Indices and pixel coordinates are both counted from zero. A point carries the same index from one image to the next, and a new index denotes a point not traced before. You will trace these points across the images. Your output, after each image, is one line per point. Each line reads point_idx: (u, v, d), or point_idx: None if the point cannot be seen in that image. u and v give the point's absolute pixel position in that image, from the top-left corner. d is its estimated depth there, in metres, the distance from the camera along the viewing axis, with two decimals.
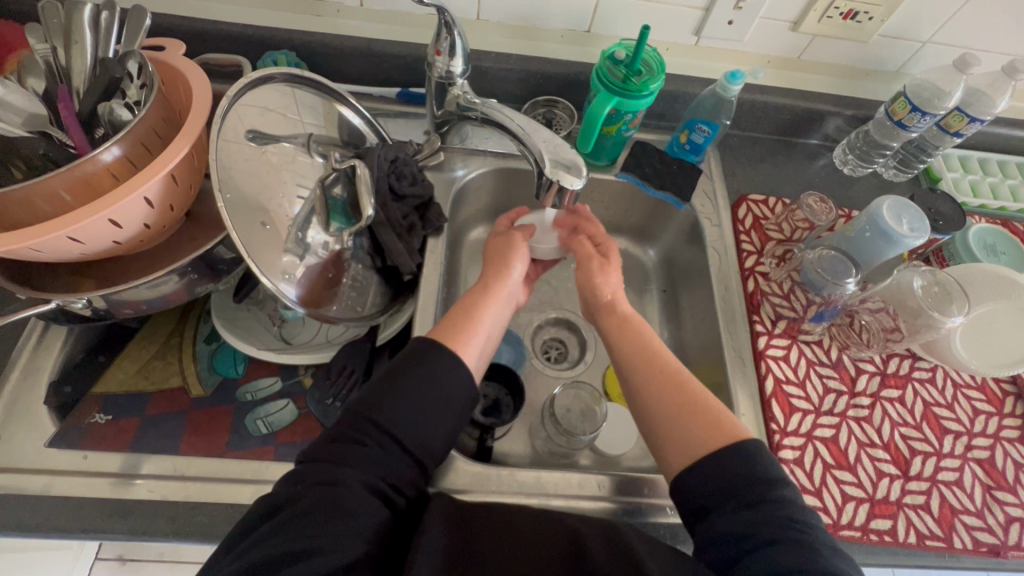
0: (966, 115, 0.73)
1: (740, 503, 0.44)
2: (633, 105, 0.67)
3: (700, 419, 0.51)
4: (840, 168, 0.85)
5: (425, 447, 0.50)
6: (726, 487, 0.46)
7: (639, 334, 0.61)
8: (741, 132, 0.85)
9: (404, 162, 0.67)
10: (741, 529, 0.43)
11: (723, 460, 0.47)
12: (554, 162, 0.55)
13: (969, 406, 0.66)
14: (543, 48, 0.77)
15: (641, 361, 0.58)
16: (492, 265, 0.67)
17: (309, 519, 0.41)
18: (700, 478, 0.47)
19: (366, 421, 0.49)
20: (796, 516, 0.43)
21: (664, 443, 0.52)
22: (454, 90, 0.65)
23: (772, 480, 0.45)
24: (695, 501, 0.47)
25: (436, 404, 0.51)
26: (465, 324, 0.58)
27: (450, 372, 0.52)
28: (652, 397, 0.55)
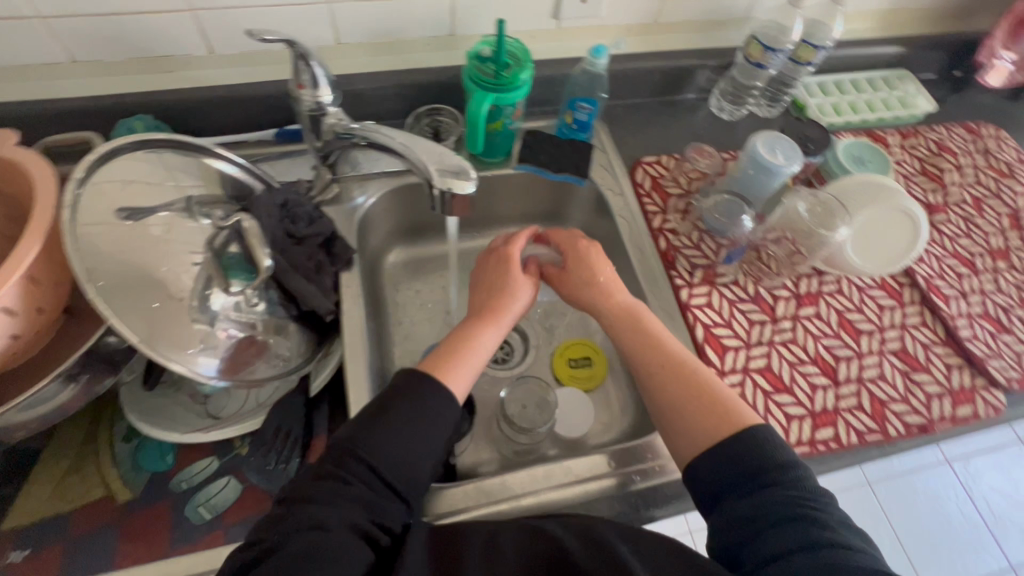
0: (811, 45, 0.78)
1: (755, 487, 0.46)
2: (510, 99, 0.67)
3: (715, 409, 0.52)
4: (719, 116, 0.90)
5: (412, 477, 0.48)
6: (739, 473, 0.48)
7: (642, 325, 0.61)
8: (623, 101, 0.88)
9: (295, 204, 0.65)
10: (756, 513, 0.45)
11: (745, 445, 0.48)
12: (442, 171, 0.54)
13: (875, 304, 0.72)
14: (412, 59, 0.76)
15: (651, 352, 0.59)
16: (489, 289, 0.64)
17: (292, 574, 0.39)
18: (725, 461, 0.48)
19: (350, 456, 0.47)
20: (815, 500, 0.45)
21: (678, 426, 0.53)
22: (329, 120, 0.64)
23: (783, 465, 0.47)
24: (704, 488, 0.49)
25: (424, 433, 0.49)
26: (461, 348, 0.57)
27: (438, 401, 0.51)
28: (670, 385, 0.56)
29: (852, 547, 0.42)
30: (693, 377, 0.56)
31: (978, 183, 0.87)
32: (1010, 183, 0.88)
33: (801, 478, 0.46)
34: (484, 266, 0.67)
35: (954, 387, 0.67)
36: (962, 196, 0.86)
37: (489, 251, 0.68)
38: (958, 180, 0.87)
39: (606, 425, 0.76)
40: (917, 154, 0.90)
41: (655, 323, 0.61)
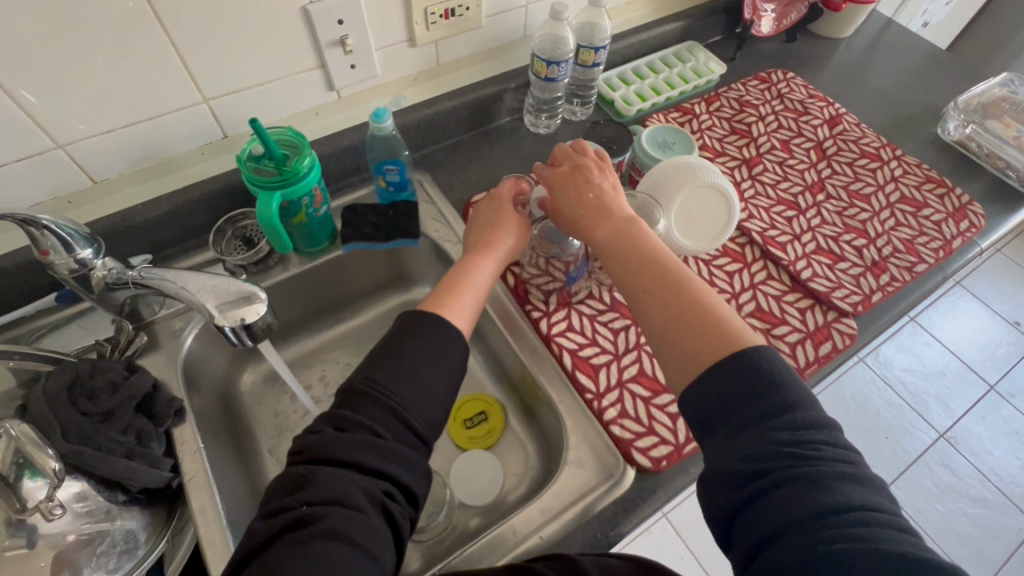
0: (589, 48, 0.80)
1: (744, 421, 0.45)
2: (301, 190, 0.63)
3: (714, 332, 0.50)
4: (537, 131, 0.90)
5: (429, 422, 0.51)
6: (735, 401, 0.46)
7: (643, 244, 0.60)
8: (439, 145, 0.87)
9: (86, 378, 0.56)
10: (751, 467, 0.42)
11: (737, 368, 0.47)
12: (225, 305, 0.52)
13: (723, 274, 0.74)
14: (191, 173, 0.71)
15: (639, 279, 0.57)
16: (483, 226, 0.68)
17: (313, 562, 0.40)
18: (709, 394, 0.47)
19: (369, 398, 0.49)
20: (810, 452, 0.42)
21: (665, 349, 0.52)
22: (98, 273, 0.57)
23: (774, 388, 0.46)
24: (698, 413, 0.48)
25: (431, 369, 0.52)
26: (458, 286, 0.60)
27: (444, 331, 0.54)
28: (667, 309, 0.53)
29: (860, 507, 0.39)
30: (692, 300, 0.53)
31: (781, 126, 0.93)
32: (807, 118, 0.95)
33: (800, 419, 0.44)
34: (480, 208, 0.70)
35: (811, 328, 0.70)
36: (772, 142, 0.91)
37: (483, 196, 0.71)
38: (765, 129, 0.93)
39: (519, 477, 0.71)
40: (724, 115, 0.94)
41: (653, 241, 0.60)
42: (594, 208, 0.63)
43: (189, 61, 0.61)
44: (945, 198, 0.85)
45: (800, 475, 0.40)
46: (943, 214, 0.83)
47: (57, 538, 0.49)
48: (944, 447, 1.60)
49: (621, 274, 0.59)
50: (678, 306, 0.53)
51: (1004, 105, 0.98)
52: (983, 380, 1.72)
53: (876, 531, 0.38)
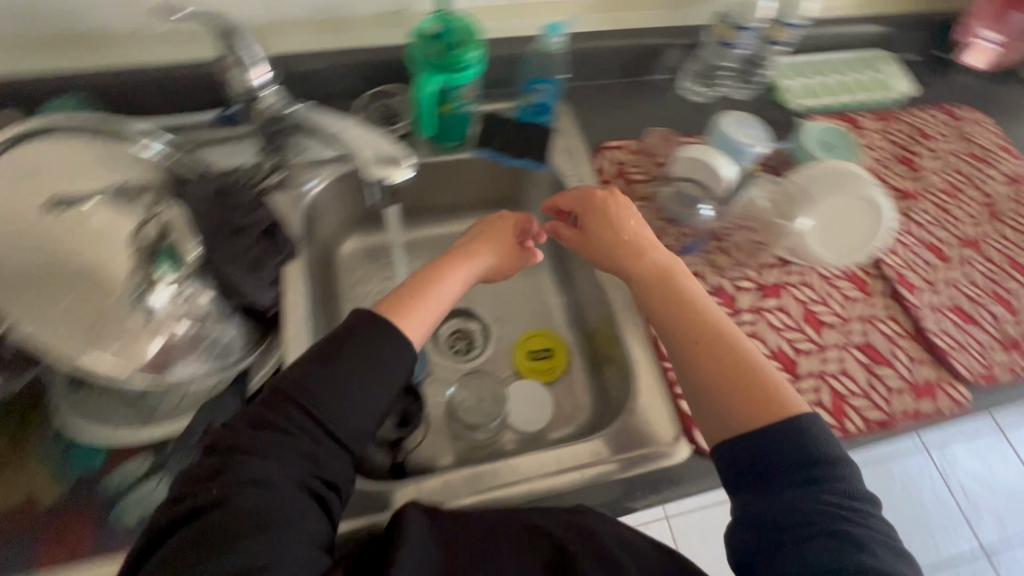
0: (782, 22, 0.73)
1: (795, 481, 0.44)
2: (461, 77, 0.65)
3: (751, 385, 0.49)
4: (690, 98, 0.83)
5: (349, 427, 0.47)
6: (771, 462, 0.45)
7: (682, 289, 0.57)
8: (588, 82, 0.83)
9: (232, 193, 0.62)
10: (798, 520, 0.43)
11: (784, 436, 0.46)
12: (378, 159, 0.54)
13: (840, 296, 0.69)
14: (354, 38, 0.72)
15: (685, 328, 0.54)
16: (479, 237, 0.65)
17: (288, 438, 0.45)
18: (755, 454, 0.46)
19: (287, 399, 0.47)
20: (851, 510, 0.43)
21: (705, 401, 0.51)
22: (262, 105, 0.60)
23: (835, 460, 0.45)
24: (743, 473, 0.46)
25: (366, 382, 0.48)
26: (417, 295, 0.56)
27: (393, 346, 0.50)
28: (703, 357, 0.52)
29: (869, 545, 0.41)
30: (737, 348, 0.52)
31: (958, 168, 0.83)
32: (985, 166, 0.83)
33: (841, 476, 0.44)
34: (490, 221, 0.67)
35: (916, 381, 0.64)
36: (941, 180, 0.81)
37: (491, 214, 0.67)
38: (936, 164, 0.83)
39: (562, 419, 0.74)
40: (895, 138, 0.84)
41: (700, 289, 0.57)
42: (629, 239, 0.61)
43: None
44: None
45: (838, 531, 0.42)
46: None
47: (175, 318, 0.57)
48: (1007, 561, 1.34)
49: (669, 327, 0.55)
50: (707, 348, 0.52)
51: None
52: None
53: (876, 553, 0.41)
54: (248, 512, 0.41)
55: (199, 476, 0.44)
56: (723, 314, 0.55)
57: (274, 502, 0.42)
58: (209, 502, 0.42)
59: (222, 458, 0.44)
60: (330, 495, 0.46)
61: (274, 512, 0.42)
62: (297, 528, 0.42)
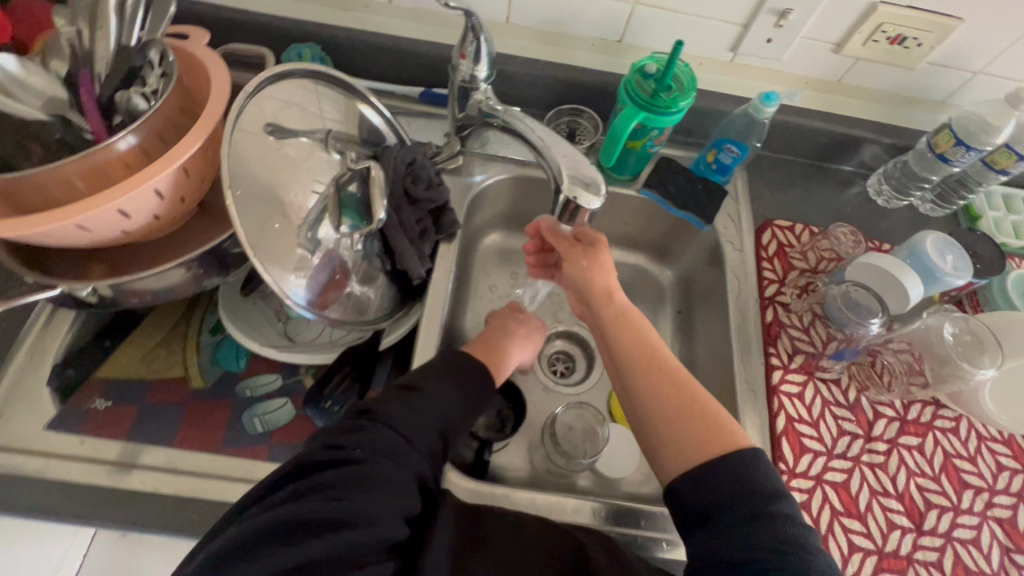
0: (1013, 152, 0.68)
1: (737, 518, 0.41)
2: (660, 122, 0.64)
3: (702, 417, 0.48)
4: (874, 198, 0.80)
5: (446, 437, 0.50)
6: (732, 499, 0.42)
7: (637, 328, 0.56)
8: (773, 154, 0.82)
9: (421, 165, 0.65)
10: (741, 553, 0.40)
11: (726, 469, 0.43)
12: (573, 178, 0.53)
13: (992, 461, 0.62)
14: (571, 55, 0.74)
15: (641, 369, 0.53)
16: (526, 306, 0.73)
17: (416, 424, 0.48)
18: (700, 485, 0.43)
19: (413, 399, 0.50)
20: (801, 544, 0.40)
21: (655, 451, 0.48)
22: (477, 95, 0.63)
23: (771, 495, 0.42)
24: (691, 511, 0.43)
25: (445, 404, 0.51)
26: (500, 350, 0.65)
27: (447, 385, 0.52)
28: (647, 387, 0.51)
29: None
30: (680, 389, 0.50)
31: None
32: None
33: (786, 511, 0.41)
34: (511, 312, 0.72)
35: None
36: None
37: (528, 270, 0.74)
38: None
39: (644, 479, 0.70)
40: None
41: (649, 327, 0.56)
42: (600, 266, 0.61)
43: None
44: None
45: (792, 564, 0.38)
46: None
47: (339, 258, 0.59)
48: None
49: (619, 361, 0.55)
50: (660, 385, 0.51)
51: None
52: None
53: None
54: (372, 475, 0.42)
55: (346, 428, 0.46)
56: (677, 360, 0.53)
57: (397, 472, 0.44)
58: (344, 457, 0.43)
59: (365, 422, 0.46)
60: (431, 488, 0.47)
61: (394, 478, 0.43)
62: (405, 499, 0.43)
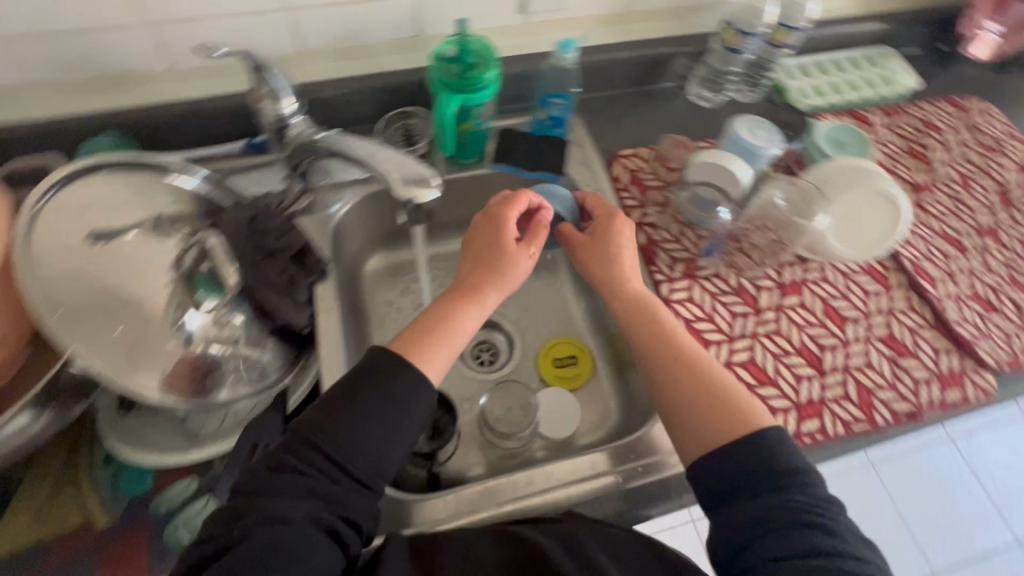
0: (788, 26, 0.76)
1: (763, 490, 0.46)
2: (478, 98, 0.67)
3: (722, 399, 0.52)
4: (698, 103, 0.87)
5: (376, 467, 0.48)
6: (753, 472, 0.47)
7: (662, 323, 0.59)
8: (600, 93, 0.86)
9: (264, 218, 0.63)
10: (760, 515, 0.45)
11: (752, 447, 0.47)
12: (404, 181, 0.53)
13: (861, 291, 0.70)
14: (377, 63, 0.74)
15: (665, 352, 0.56)
16: (472, 257, 0.61)
17: (305, 479, 0.45)
18: (721, 466, 0.48)
19: (309, 447, 0.47)
20: (824, 507, 0.45)
21: (678, 431, 0.52)
22: (293, 130, 0.62)
23: (789, 471, 0.47)
24: (713, 484, 0.48)
25: (387, 427, 0.48)
26: (438, 328, 0.55)
27: (409, 390, 0.49)
28: (676, 381, 0.54)
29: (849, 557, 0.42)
30: (709, 374, 0.54)
31: (964, 161, 0.86)
32: (997, 158, 0.86)
33: (807, 489, 0.46)
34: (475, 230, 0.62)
35: (942, 370, 0.66)
36: (949, 174, 0.84)
37: (483, 212, 0.63)
38: (945, 157, 0.86)
39: (592, 424, 0.75)
40: (902, 132, 0.87)
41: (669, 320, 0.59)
42: (630, 268, 0.63)
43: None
44: None
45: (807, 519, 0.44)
46: None
47: (205, 344, 0.56)
48: None
49: (643, 352, 0.58)
50: (699, 385, 0.53)
51: None
52: None
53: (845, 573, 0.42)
54: (258, 553, 0.41)
55: (226, 509, 0.45)
56: (698, 347, 0.58)
57: (287, 538, 0.42)
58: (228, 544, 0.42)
59: (245, 497, 0.45)
60: (343, 522, 0.46)
61: (288, 546, 0.42)
62: (298, 564, 0.41)
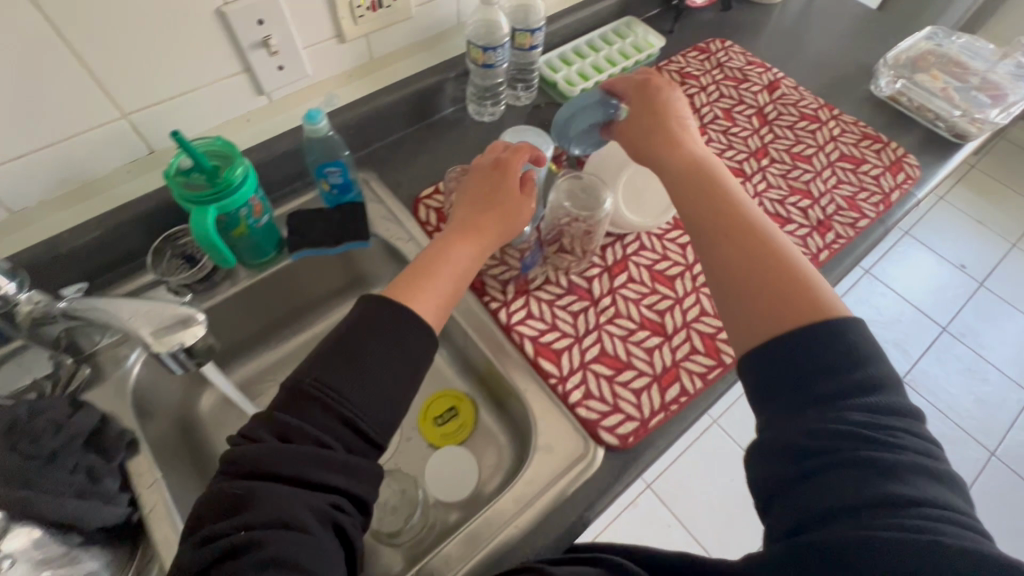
0: (525, 30, 0.79)
1: (818, 398, 0.43)
2: (237, 201, 0.61)
3: (781, 284, 0.49)
4: (482, 119, 0.88)
5: (383, 423, 0.48)
6: (805, 370, 0.45)
7: (724, 201, 0.57)
8: (384, 141, 0.84)
9: (31, 416, 0.53)
10: (820, 443, 0.41)
11: (818, 337, 0.45)
12: (158, 330, 0.50)
13: (676, 246, 0.75)
14: (118, 193, 0.66)
15: (725, 225, 0.55)
16: (476, 203, 0.63)
17: (314, 455, 0.44)
18: (792, 353, 0.45)
19: (327, 406, 0.46)
20: (885, 438, 0.40)
21: (737, 313, 0.50)
22: (24, 308, 0.53)
23: (854, 370, 0.44)
24: (768, 382, 0.46)
25: (392, 367, 0.49)
26: (425, 276, 0.57)
27: (415, 331, 0.51)
28: (756, 249, 0.52)
29: (918, 501, 0.37)
30: (766, 249, 0.52)
31: (722, 96, 0.95)
32: (747, 85, 0.96)
33: (866, 404, 0.42)
34: (477, 177, 0.65)
35: None
36: (714, 112, 0.92)
37: (488, 158, 0.66)
38: (706, 99, 0.94)
39: (494, 467, 0.72)
40: None
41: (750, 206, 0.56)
42: (680, 137, 0.64)
43: (93, 70, 0.55)
44: (881, 152, 0.88)
45: (866, 458, 0.39)
46: (814, 175, 0.85)
47: None
48: (904, 391, 1.62)
49: (709, 224, 0.56)
50: (752, 254, 0.52)
51: (931, 59, 0.98)
52: (936, 322, 1.75)
53: (937, 520, 0.37)
54: (281, 550, 0.39)
55: (222, 504, 0.42)
56: (754, 217, 0.55)
57: (298, 534, 0.40)
58: (234, 548, 0.39)
59: (243, 487, 0.42)
60: (347, 502, 0.45)
61: (303, 539, 0.40)
62: (316, 554, 0.40)
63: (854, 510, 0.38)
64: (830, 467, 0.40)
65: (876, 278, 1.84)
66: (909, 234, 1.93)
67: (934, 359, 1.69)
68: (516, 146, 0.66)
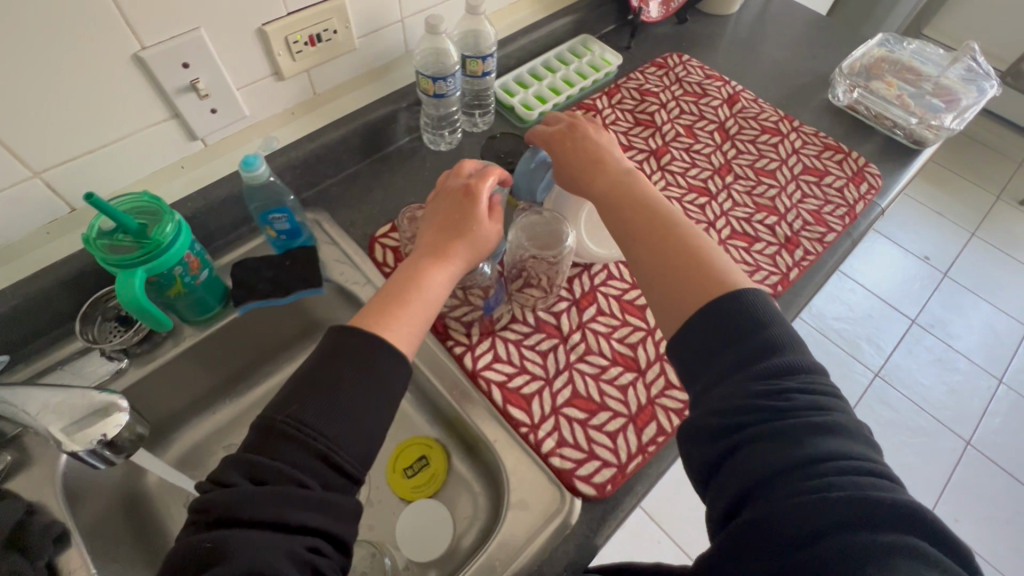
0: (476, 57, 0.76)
1: (737, 375, 0.42)
2: (165, 262, 0.55)
3: (696, 270, 0.49)
4: (438, 148, 0.85)
5: (361, 458, 0.44)
6: (718, 354, 0.44)
7: (647, 203, 0.57)
8: (335, 178, 0.80)
9: None
10: (732, 420, 0.40)
11: (725, 310, 0.45)
12: (76, 423, 0.48)
13: None
14: (39, 256, 0.60)
15: (646, 227, 0.55)
16: (444, 227, 0.58)
17: (290, 495, 0.39)
18: (704, 333, 0.45)
19: (298, 440, 0.42)
20: (796, 404, 0.39)
21: (659, 302, 0.50)
22: None
23: (763, 350, 0.43)
24: (698, 368, 0.45)
25: (369, 396, 0.45)
26: (399, 299, 0.52)
27: (389, 357, 0.47)
28: (672, 242, 0.52)
29: (832, 454, 0.36)
30: (682, 244, 0.52)
31: (682, 112, 0.93)
32: (706, 100, 0.95)
33: (782, 373, 0.41)
34: (444, 199, 0.61)
35: None
36: (676, 130, 0.91)
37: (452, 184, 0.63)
38: (666, 117, 0.93)
39: (471, 516, 0.68)
40: (626, 107, 0.93)
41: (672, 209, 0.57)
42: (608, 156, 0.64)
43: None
44: (843, 163, 0.88)
45: (779, 426, 0.38)
46: (779, 190, 0.84)
47: None
48: (880, 386, 1.63)
49: (630, 227, 0.56)
50: (664, 243, 0.53)
51: (885, 66, 0.98)
52: (905, 316, 1.77)
53: (846, 477, 0.35)
54: None
55: (188, 557, 0.37)
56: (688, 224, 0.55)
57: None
58: None
59: (213, 537, 0.37)
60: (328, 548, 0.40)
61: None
62: None
63: (770, 480, 0.36)
64: (744, 442, 0.39)
65: (846, 275, 1.85)
66: (874, 229, 1.96)
67: (906, 352, 1.70)
68: (483, 170, 0.63)
